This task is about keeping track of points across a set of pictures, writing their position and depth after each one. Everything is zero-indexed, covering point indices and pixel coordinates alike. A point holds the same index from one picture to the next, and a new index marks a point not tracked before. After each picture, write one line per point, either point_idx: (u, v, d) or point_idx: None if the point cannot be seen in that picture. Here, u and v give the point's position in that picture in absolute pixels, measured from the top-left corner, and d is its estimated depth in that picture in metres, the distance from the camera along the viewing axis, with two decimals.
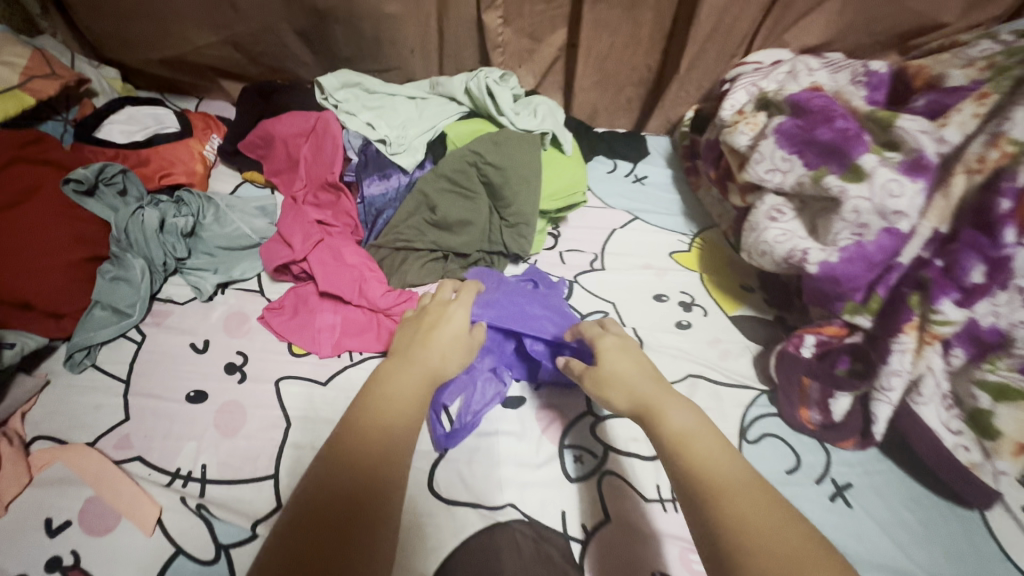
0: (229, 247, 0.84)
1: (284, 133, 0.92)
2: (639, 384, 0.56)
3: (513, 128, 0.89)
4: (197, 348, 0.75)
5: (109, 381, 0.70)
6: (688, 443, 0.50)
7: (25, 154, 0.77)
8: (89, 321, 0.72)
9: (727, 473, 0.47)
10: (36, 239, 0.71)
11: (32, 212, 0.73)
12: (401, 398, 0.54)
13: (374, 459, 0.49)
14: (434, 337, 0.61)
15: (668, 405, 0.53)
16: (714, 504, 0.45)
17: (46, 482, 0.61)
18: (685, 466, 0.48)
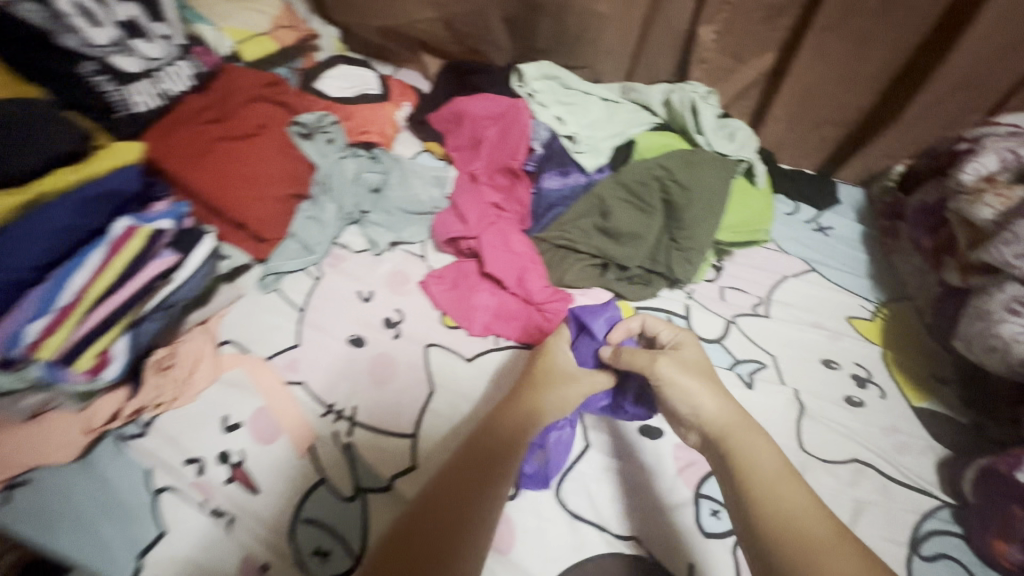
0: (406, 209, 0.88)
1: (475, 113, 0.95)
2: (717, 411, 0.53)
3: (707, 149, 0.84)
4: (363, 297, 0.80)
5: (289, 308, 0.77)
6: (769, 480, 0.47)
7: (265, 93, 0.85)
8: (282, 250, 0.80)
9: (801, 515, 0.45)
10: (260, 168, 0.77)
11: (260, 144, 0.79)
12: (503, 423, 0.54)
13: (473, 477, 0.48)
14: (546, 366, 0.61)
15: (744, 438, 0.50)
16: (790, 549, 0.42)
17: (227, 383, 0.68)
18: (759, 503, 0.46)
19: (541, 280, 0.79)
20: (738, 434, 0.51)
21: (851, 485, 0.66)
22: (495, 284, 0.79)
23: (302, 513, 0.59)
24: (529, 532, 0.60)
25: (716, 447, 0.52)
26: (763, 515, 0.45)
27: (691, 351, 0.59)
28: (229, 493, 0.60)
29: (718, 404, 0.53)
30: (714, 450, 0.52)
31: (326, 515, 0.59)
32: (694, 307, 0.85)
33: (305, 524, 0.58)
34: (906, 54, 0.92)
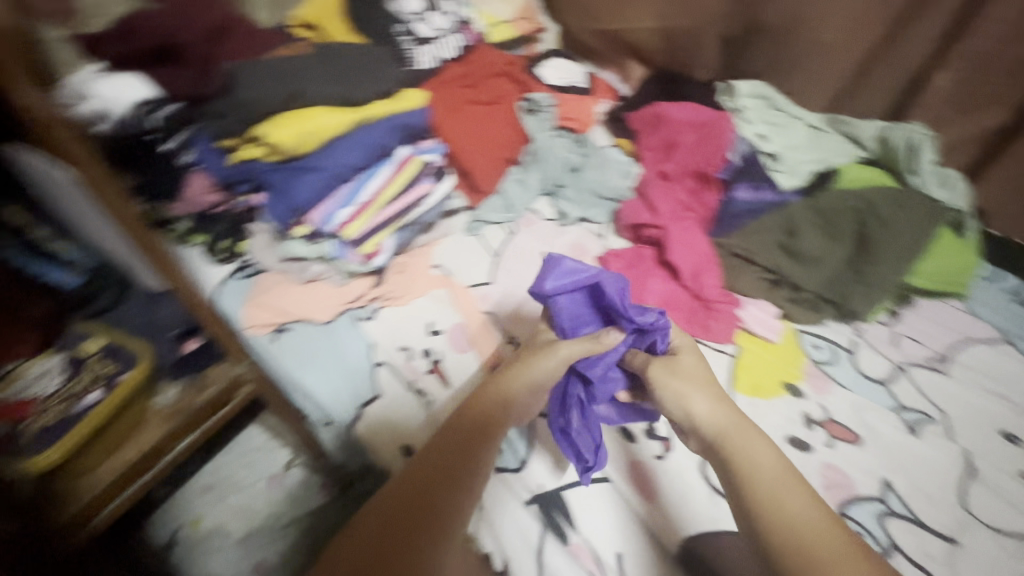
0: (596, 192, 0.97)
1: (676, 117, 1.00)
2: (725, 418, 0.61)
3: (915, 192, 0.86)
4: (548, 258, 0.90)
5: (486, 252, 0.89)
6: (771, 488, 0.54)
7: (506, 69, 0.98)
8: (489, 203, 0.92)
9: (806, 515, 0.52)
10: (493, 132, 0.91)
11: (496, 112, 0.92)
12: (468, 434, 0.61)
13: (436, 484, 0.56)
14: (513, 375, 0.66)
15: (746, 444, 0.58)
16: (788, 546, 0.50)
17: (434, 298, 0.81)
18: (759, 505, 0.53)
19: (716, 282, 0.84)
20: (738, 435, 0.60)
21: (1018, 559, 0.64)
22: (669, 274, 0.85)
23: None
24: (671, 491, 0.65)
25: (714, 451, 0.60)
26: (757, 504, 0.53)
27: (688, 356, 0.68)
28: (430, 382, 0.73)
29: (720, 412, 0.62)
30: (712, 455, 0.60)
31: None
32: (861, 346, 0.83)
33: None
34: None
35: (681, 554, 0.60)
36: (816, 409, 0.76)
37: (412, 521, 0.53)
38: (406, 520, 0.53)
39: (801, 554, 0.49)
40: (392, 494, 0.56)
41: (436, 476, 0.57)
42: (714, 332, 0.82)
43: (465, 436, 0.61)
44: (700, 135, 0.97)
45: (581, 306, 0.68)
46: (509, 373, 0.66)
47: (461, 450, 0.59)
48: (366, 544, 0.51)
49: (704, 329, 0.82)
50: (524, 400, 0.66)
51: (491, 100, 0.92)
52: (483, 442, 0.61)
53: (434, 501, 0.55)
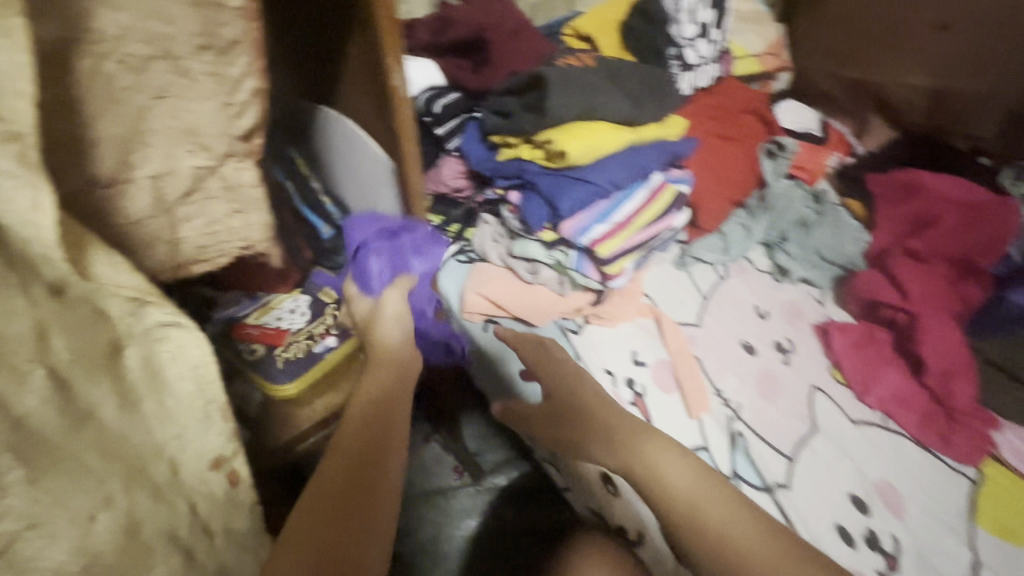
0: (825, 254, 0.89)
1: (942, 191, 0.89)
2: (631, 445, 0.59)
3: None
4: (760, 313, 0.84)
5: (695, 291, 0.85)
6: (689, 494, 0.53)
7: (757, 108, 0.93)
8: (706, 241, 0.88)
9: (724, 519, 0.51)
10: (731, 171, 0.88)
11: (739, 151, 0.89)
12: (376, 410, 0.56)
13: (359, 462, 0.51)
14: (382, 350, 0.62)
15: (655, 458, 0.57)
16: (732, 570, 0.48)
17: (643, 327, 0.79)
18: (687, 519, 0.52)
19: (969, 395, 0.73)
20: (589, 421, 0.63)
21: None
22: (910, 367, 0.76)
23: None
24: None
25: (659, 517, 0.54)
26: (708, 555, 0.49)
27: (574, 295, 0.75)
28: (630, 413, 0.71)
29: (614, 414, 0.62)
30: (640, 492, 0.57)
31: None
32: None
33: None
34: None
35: None
36: None
37: (343, 545, 0.46)
38: (355, 495, 0.49)
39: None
40: (327, 471, 0.50)
41: (358, 454, 0.52)
42: (958, 448, 0.70)
43: (368, 411, 0.56)
44: (970, 218, 0.87)
45: (372, 266, 0.68)
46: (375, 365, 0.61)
47: (370, 413, 0.56)
48: (314, 528, 0.46)
49: (945, 442, 0.71)
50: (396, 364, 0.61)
51: (736, 138, 0.89)
52: (376, 387, 0.58)
53: (362, 480, 0.50)
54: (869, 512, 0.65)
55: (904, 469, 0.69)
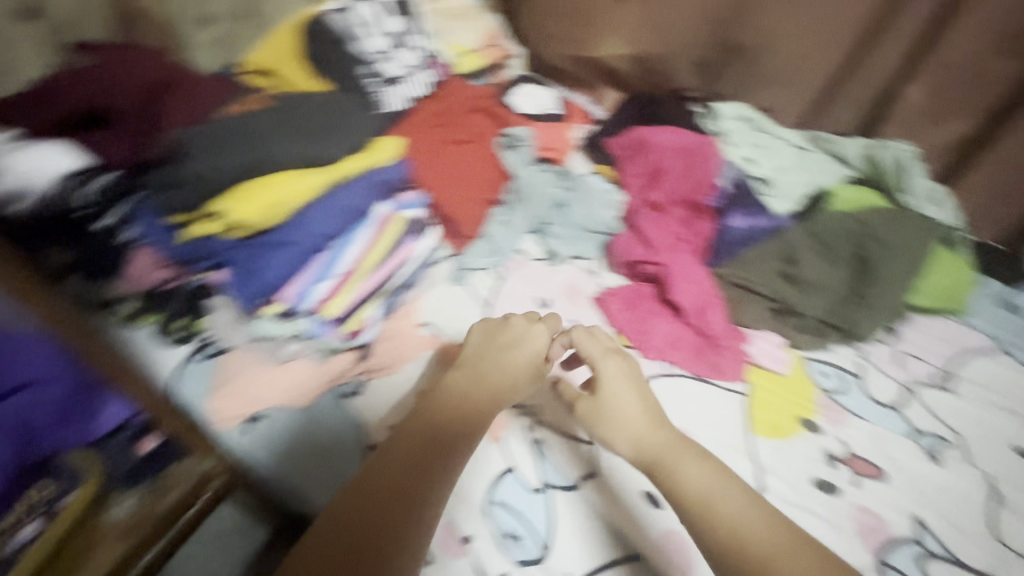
0: (585, 227, 0.92)
1: (662, 142, 0.96)
2: (631, 430, 0.68)
3: (912, 211, 0.82)
4: (541, 305, 0.85)
5: (476, 304, 0.84)
6: (666, 453, 0.65)
7: (482, 105, 0.93)
8: (475, 250, 0.86)
9: (744, 511, 0.60)
10: (473, 175, 0.85)
11: (473, 153, 0.87)
12: (446, 417, 0.65)
13: (394, 472, 0.59)
14: (480, 358, 0.72)
15: (669, 455, 0.65)
16: (730, 544, 0.58)
17: (430, 363, 0.76)
18: (692, 505, 0.61)
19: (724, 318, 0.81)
20: (603, 417, 0.70)
21: None
22: (672, 313, 0.81)
23: (495, 494, 0.70)
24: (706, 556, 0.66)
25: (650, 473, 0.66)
26: (712, 540, 0.58)
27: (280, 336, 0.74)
28: None
29: (636, 424, 0.69)
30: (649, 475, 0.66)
31: (514, 497, 0.70)
32: (869, 368, 0.83)
33: (497, 503, 0.69)
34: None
35: None
36: (835, 445, 0.73)
37: (361, 556, 0.53)
38: (382, 506, 0.57)
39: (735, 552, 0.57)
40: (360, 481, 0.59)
41: (381, 483, 0.59)
42: (725, 370, 0.78)
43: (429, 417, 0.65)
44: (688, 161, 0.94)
45: None
46: (478, 368, 0.71)
47: (417, 432, 0.63)
48: (343, 517, 0.56)
49: (717, 370, 0.78)
50: (456, 391, 0.69)
51: (467, 139, 0.87)
52: (453, 377, 0.70)
53: (387, 496, 0.58)
54: None
55: (692, 411, 0.76)
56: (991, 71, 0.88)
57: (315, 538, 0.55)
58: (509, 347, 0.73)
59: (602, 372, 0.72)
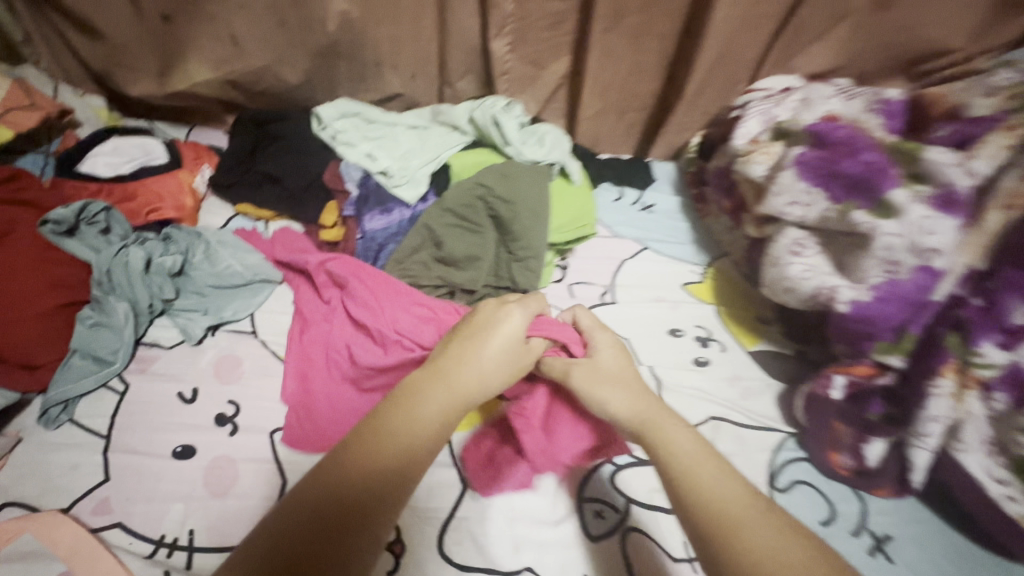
0: (220, 286, 0.79)
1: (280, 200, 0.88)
2: (637, 407, 0.56)
3: (520, 159, 0.86)
4: (185, 397, 0.69)
5: (90, 439, 0.64)
6: (686, 468, 0.49)
7: (12, 194, 0.74)
8: (66, 373, 0.67)
9: (724, 492, 0.47)
10: (14, 285, 0.67)
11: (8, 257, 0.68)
12: (449, 394, 0.54)
13: (403, 453, 0.48)
14: (474, 348, 0.58)
15: (666, 425, 0.54)
16: (728, 546, 0.43)
17: (14, 557, 0.55)
18: (688, 488, 0.48)
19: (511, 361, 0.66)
20: (597, 381, 0.59)
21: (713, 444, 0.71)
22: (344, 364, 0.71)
23: None
24: None
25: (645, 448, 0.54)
26: (707, 531, 0.44)
27: None
28: None
29: (631, 401, 0.57)
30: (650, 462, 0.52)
31: None
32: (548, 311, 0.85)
33: None
34: (678, 30, 0.99)
35: None
36: None
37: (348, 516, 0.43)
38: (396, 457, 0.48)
39: (739, 560, 0.42)
40: (371, 433, 0.49)
41: (392, 461, 0.47)
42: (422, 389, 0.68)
43: (402, 405, 0.52)
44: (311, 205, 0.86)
45: None
46: (461, 343, 0.59)
47: (413, 412, 0.51)
48: (355, 481, 0.45)
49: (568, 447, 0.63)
50: (468, 371, 0.56)
51: None
52: (437, 380, 0.55)
53: (399, 470, 0.47)
54: None
55: None
56: (549, 12, 0.96)
57: (348, 482, 0.45)
58: (482, 341, 0.59)
59: (598, 345, 0.65)
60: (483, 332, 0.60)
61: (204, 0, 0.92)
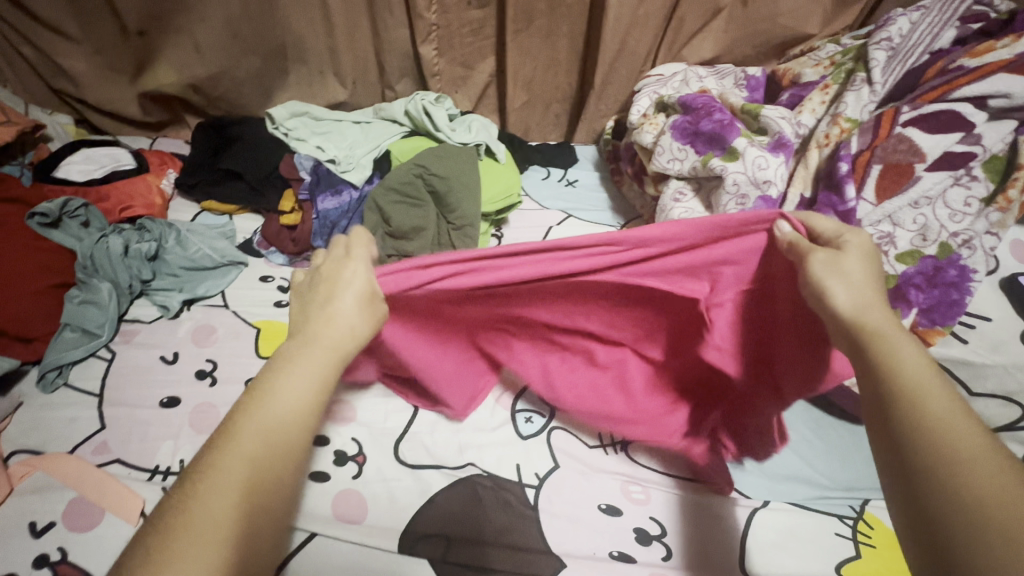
0: (192, 267, 0.90)
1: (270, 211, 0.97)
2: (860, 297, 0.47)
3: (450, 142, 1.02)
4: (168, 359, 0.79)
5: (84, 397, 0.74)
6: (912, 381, 0.41)
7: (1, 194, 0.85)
8: (59, 343, 0.77)
9: (942, 398, 0.40)
10: (10, 270, 0.78)
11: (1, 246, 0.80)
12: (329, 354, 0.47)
13: (293, 420, 0.43)
14: (328, 300, 0.51)
15: (893, 335, 0.44)
16: (927, 434, 0.38)
17: (27, 490, 0.64)
18: (896, 386, 0.41)
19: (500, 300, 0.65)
20: (841, 272, 0.48)
21: None
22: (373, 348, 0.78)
23: None
24: (376, 496, 0.67)
25: (855, 352, 0.45)
26: (905, 417, 0.39)
27: None
28: None
29: (866, 296, 0.47)
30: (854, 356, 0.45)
31: None
32: None
33: None
34: (582, 29, 1.15)
35: (403, 543, 0.62)
36: None
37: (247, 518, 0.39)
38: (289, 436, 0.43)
39: (930, 445, 0.38)
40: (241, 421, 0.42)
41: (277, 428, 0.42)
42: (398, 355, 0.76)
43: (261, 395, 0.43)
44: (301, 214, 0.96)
45: None
46: (319, 300, 0.51)
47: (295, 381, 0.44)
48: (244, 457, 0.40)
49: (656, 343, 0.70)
50: (336, 327, 0.49)
51: None
52: (307, 347, 0.47)
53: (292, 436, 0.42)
54: (327, 439, 0.71)
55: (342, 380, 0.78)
56: (470, 19, 1.11)
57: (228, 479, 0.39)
58: (331, 298, 0.51)
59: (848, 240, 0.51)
60: (333, 286, 0.52)
61: (163, 19, 1.04)
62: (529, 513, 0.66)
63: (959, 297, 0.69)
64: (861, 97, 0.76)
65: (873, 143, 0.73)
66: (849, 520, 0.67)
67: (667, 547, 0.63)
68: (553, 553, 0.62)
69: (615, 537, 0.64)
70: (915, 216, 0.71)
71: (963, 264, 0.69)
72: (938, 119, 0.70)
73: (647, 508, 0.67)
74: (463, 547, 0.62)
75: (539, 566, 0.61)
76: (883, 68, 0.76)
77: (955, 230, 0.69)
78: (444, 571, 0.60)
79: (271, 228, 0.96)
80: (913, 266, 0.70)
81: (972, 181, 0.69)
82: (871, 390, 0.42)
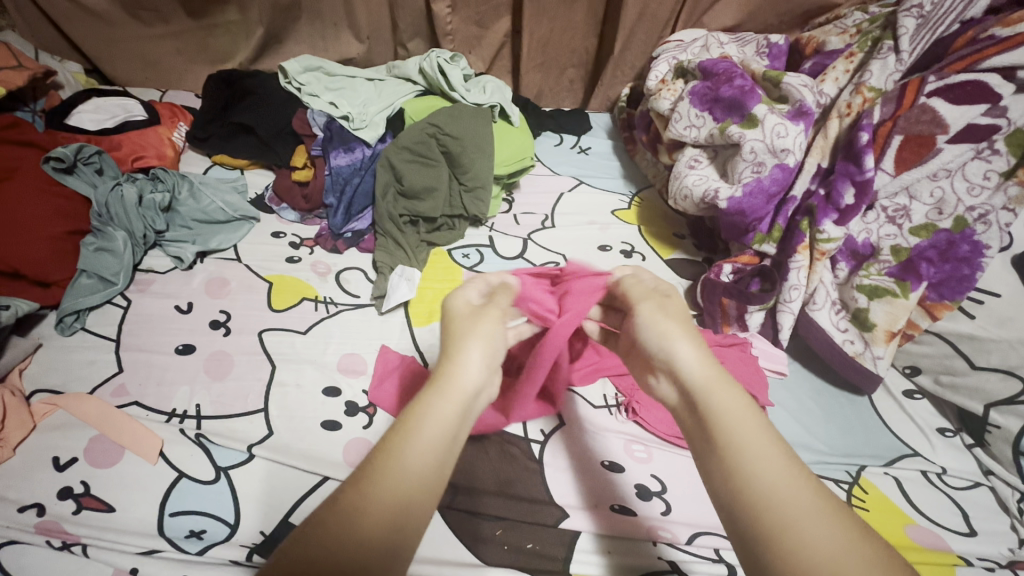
0: (205, 220, 0.91)
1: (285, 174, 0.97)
2: (690, 351, 0.47)
3: (464, 101, 1.01)
4: (182, 309, 0.81)
5: (102, 341, 0.76)
6: (750, 454, 0.41)
7: (17, 138, 0.86)
8: (76, 289, 0.78)
9: (786, 477, 0.40)
10: (28, 214, 0.79)
11: (19, 189, 0.80)
12: (451, 402, 0.44)
13: (413, 474, 0.40)
14: (459, 343, 0.48)
15: (726, 397, 0.44)
16: (776, 530, 0.38)
17: (49, 427, 0.67)
18: (739, 470, 0.41)
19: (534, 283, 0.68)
20: (670, 330, 0.49)
21: None
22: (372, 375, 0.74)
23: (168, 509, 0.61)
24: None
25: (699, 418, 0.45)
26: (763, 510, 0.39)
27: None
28: (82, 521, 0.59)
29: (699, 352, 0.47)
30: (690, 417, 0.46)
31: (193, 503, 0.61)
32: (497, 236, 0.97)
33: (174, 516, 0.60)
34: None
35: None
36: None
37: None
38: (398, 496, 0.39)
39: (779, 544, 0.37)
40: (360, 480, 0.39)
41: (410, 483, 0.40)
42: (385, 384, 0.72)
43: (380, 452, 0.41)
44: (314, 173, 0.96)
45: None
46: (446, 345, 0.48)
47: (420, 439, 0.41)
48: (371, 514, 0.38)
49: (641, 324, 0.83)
50: (461, 373, 0.46)
51: None
52: (438, 397, 0.44)
53: (404, 499, 0.39)
54: (339, 391, 0.72)
55: (353, 336, 0.79)
56: None
57: (338, 536, 0.36)
58: (465, 340, 0.48)
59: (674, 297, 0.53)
60: (465, 326, 0.50)
61: None
62: (534, 467, 0.67)
63: (970, 273, 0.68)
64: (886, 66, 0.75)
65: (897, 112, 0.72)
66: (845, 485, 0.67)
67: (667, 503, 0.65)
68: (556, 504, 0.64)
69: (617, 491, 0.65)
70: (932, 189, 0.71)
71: (977, 240, 0.68)
72: (963, 89, 0.68)
73: (648, 466, 0.68)
74: (470, 494, 0.64)
75: (542, 515, 0.63)
76: (911, 36, 0.75)
77: (971, 204, 0.68)
78: (451, 516, 0.62)
79: (284, 183, 0.96)
80: (927, 239, 0.71)
81: (992, 155, 0.67)
82: (719, 474, 0.42)
